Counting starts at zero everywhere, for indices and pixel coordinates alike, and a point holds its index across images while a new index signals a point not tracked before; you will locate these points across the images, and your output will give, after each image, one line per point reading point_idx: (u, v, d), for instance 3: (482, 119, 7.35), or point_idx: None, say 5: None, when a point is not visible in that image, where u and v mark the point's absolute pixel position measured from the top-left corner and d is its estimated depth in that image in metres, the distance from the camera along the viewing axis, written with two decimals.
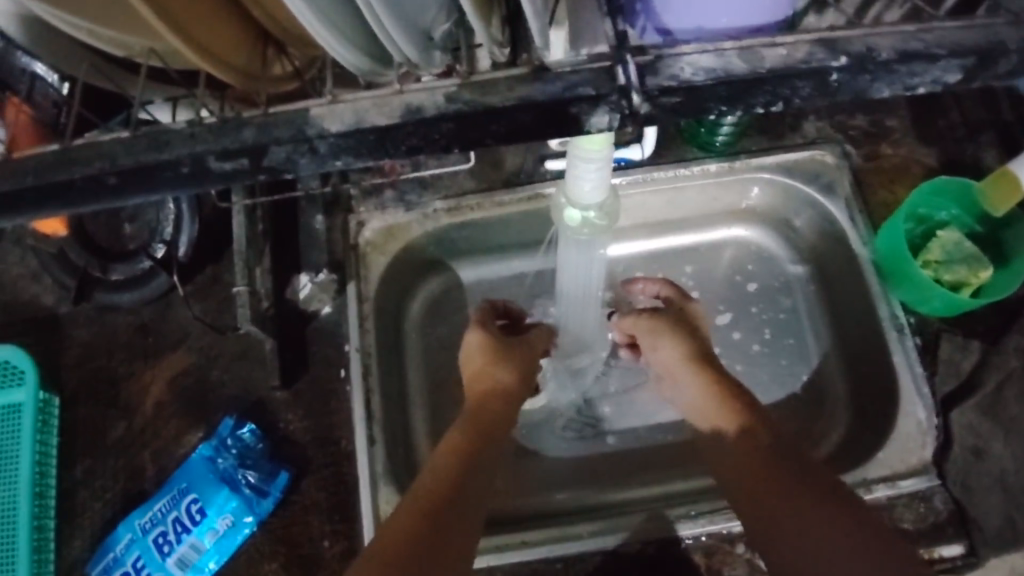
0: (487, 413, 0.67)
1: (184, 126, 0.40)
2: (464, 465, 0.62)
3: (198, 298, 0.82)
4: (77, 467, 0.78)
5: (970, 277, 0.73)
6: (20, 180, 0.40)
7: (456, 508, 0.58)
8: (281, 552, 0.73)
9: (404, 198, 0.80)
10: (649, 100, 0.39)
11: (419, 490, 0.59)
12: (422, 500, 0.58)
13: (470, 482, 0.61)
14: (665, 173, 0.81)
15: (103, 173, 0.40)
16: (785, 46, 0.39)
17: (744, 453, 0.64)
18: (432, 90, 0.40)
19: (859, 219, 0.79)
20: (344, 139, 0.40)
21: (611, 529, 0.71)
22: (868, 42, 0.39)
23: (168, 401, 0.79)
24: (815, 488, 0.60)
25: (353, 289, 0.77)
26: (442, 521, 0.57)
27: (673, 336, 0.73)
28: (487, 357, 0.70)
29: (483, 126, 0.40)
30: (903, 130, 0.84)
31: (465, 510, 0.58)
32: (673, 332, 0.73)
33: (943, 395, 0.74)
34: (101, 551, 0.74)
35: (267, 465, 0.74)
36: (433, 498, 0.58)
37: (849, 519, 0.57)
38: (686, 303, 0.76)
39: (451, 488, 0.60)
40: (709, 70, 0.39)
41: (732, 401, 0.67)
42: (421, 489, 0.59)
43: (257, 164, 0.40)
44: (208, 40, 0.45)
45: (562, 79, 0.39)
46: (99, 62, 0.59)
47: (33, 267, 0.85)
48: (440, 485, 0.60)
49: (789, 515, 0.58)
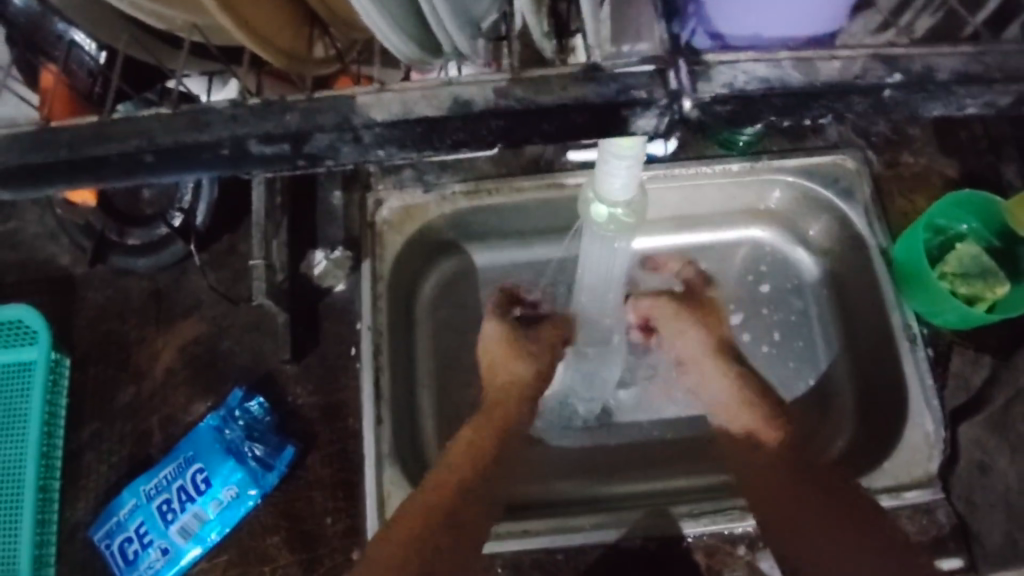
0: (504, 404, 0.68)
1: (225, 107, 0.40)
2: (477, 466, 0.64)
3: (213, 268, 0.82)
4: (84, 429, 0.78)
5: (987, 291, 0.73)
6: (53, 153, 0.39)
7: (463, 511, 0.61)
8: (284, 526, 0.73)
9: (423, 178, 0.79)
10: (701, 105, 0.38)
11: (417, 508, 0.60)
12: (434, 497, 0.61)
13: (479, 484, 0.63)
14: (686, 170, 0.80)
15: (140, 150, 0.39)
16: (842, 59, 0.39)
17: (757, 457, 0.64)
18: (483, 84, 0.39)
19: (877, 226, 0.79)
20: (390, 130, 0.39)
21: (612, 523, 0.71)
22: (928, 60, 0.39)
23: (178, 369, 0.79)
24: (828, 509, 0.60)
25: (368, 267, 0.76)
26: (450, 526, 0.60)
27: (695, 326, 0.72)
28: (505, 350, 0.70)
29: (532, 124, 0.39)
30: (929, 139, 0.83)
31: (471, 512, 0.61)
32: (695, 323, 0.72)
33: (954, 408, 0.74)
34: (105, 514, 0.74)
35: (274, 439, 0.74)
36: (445, 496, 0.61)
37: (859, 534, 0.58)
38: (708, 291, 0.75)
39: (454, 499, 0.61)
40: (763, 80, 0.38)
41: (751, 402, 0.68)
42: (418, 507, 0.61)
43: (298, 149, 0.40)
44: (258, 21, 0.45)
45: (618, 80, 0.39)
46: (139, 32, 0.58)
47: (49, 226, 0.85)
48: (450, 484, 0.62)
49: (802, 534, 0.59)
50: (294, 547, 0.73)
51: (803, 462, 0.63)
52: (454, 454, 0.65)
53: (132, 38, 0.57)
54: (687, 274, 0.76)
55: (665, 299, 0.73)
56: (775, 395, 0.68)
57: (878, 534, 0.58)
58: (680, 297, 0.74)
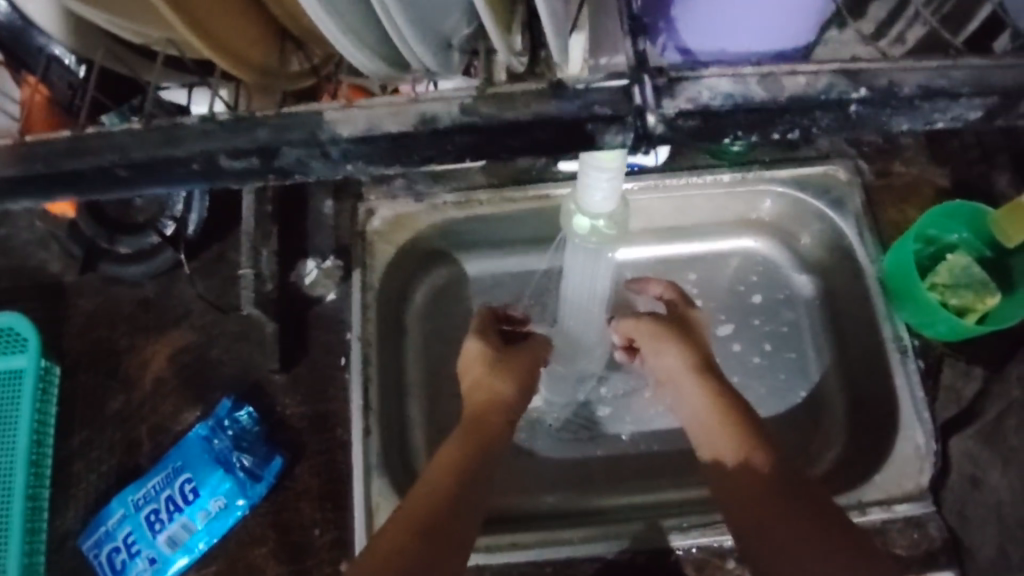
0: (484, 423, 0.67)
1: (196, 122, 0.40)
2: (459, 478, 0.62)
3: (204, 276, 0.82)
4: (74, 437, 0.79)
5: (976, 303, 0.73)
6: (31, 166, 0.40)
7: (449, 522, 0.58)
8: (270, 537, 0.73)
9: (414, 188, 0.79)
10: (665, 121, 0.38)
11: (411, 506, 0.59)
12: (415, 512, 0.58)
13: (462, 497, 0.61)
14: (675, 180, 0.80)
15: (113, 165, 0.40)
16: (805, 75, 0.38)
17: (749, 469, 0.62)
18: (449, 101, 0.39)
19: (868, 235, 0.79)
20: (357, 145, 0.40)
21: (602, 536, 0.71)
22: (892, 77, 0.39)
23: (168, 377, 0.79)
24: (811, 513, 0.58)
25: (358, 277, 0.77)
26: (437, 538, 0.57)
27: (674, 341, 0.72)
28: (486, 366, 0.71)
29: (501, 140, 0.40)
30: (919, 149, 0.83)
31: (459, 525, 0.59)
32: (673, 338, 0.72)
33: (944, 421, 0.74)
34: (94, 524, 0.74)
35: (262, 449, 0.74)
36: (427, 508, 0.59)
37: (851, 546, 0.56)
38: (688, 310, 0.76)
39: (446, 501, 0.60)
40: (728, 96, 0.38)
41: (733, 418, 0.66)
42: (413, 505, 0.59)
43: (268, 164, 0.40)
44: (219, 31, 0.44)
45: (580, 97, 0.39)
46: (117, 49, 0.60)
47: (41, 233, 0.85)
48: (433, 497, 0.60)
49: (785, 536, 0.57)
50: (281, 558, 0.72)
51: (792, 477, 0.61)
52: (435, 470, 0.63)
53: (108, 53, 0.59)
54: (667, 295, 0.78)
55: (645, 320, 0.74)
56: (754, 412, 0.67)
57: (864, 549, 0.55)
58: (661, 318, 0.74)
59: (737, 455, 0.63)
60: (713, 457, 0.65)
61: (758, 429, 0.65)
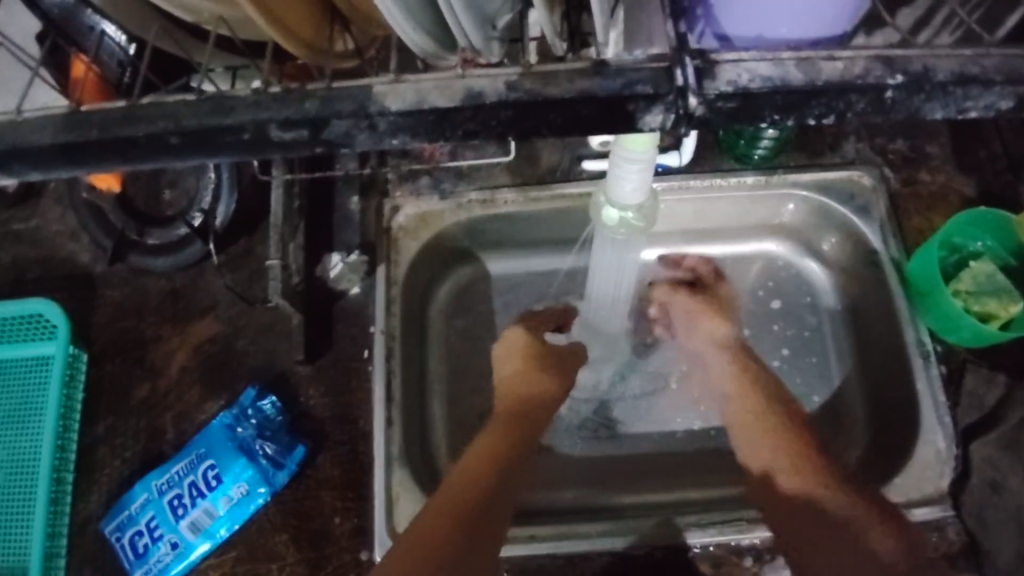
0: (511, 427, 0.65)
1: (249, 94, 0.41)
2: (497, 467, 0.61)
3: (231, 268, 0.83)
4: (99, 423, 0.80)
5: (999, 310, 0.72)
6: (87, 132, 0.41)
7: (483, 510, 0.58)
8: (291, 525, 0.74)
9: (440, 186, 0.81)
10: (707, 103, 0.39)
11: (448, 492, 0.59)
12: (454, 499, 0.58)
13: (500, 487, 0.60)
14: (700, 182, 0.81)
15: (167, 132, 0.41)
16: (843, 60, 0.39)
17: (778, 451, 0.66)
18: (494, 77, 0.40)
19: (893, 242, 0.79)
20: (404, 119, 0.40)
21: (622, 530, 0.72)
22: (927, 62, 0.39)
23: (193, 367, 0.81)
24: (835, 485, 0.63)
25: (383, 271, 0.77)
26: (477, 523, 0.57)
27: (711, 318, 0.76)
28: (518, 366, 0.70)
29: (541, 115, 0.40)
30: (946, 156, 0.83)
31: (495, 514, 0.58)
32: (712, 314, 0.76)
33: (965, 426, 0.74)
34: (117, 508, 0.75)
35: (285, 438, 0.75)
36: (465, 495, 0.58)
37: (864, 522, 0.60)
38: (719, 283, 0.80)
39: (480, 485, 0.59)
40: (766, 78, 0.39)
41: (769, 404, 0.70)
42: (450, 492, 0.59)
43: (317, 135, 0.41)
44: (286, 16, 0.47)
45: (622, 76, 0.40)
46: (171, 27, 0.59)
47: (72, 225, 0.87)
48: (466, 486, 0.59)
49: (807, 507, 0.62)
50: (300, 546, 0.73)
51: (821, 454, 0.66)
52: (471, 460, 0.62)
53: (163, 29, 0.58)
54: (701, 268, 0.82)
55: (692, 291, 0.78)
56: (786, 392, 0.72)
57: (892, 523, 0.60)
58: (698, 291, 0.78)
59: (763, 441, 0.67)
60: (747, 431, 0.69)
61: (791, 410, 0.70)
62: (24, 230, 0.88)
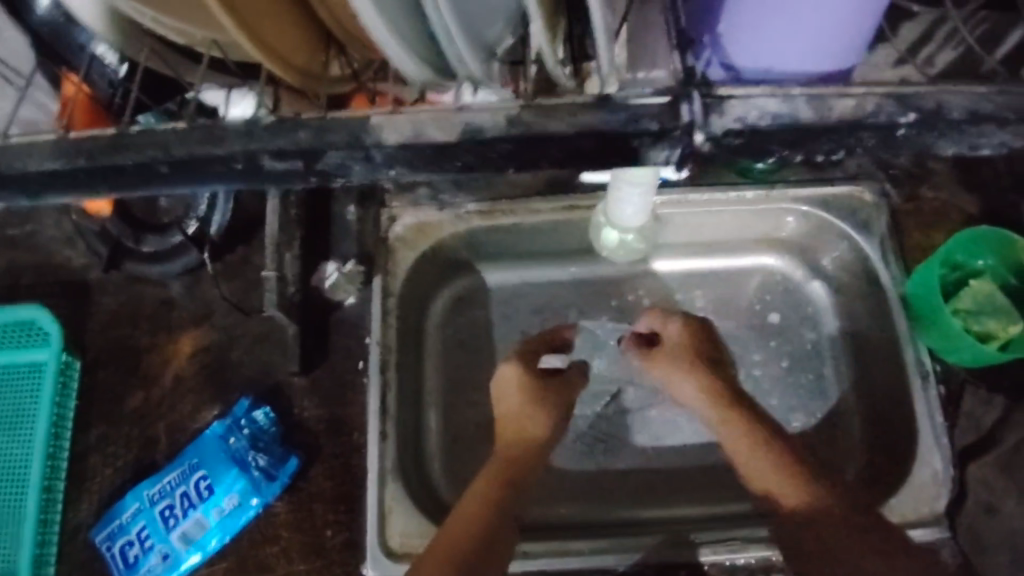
0: (516, 457, 0.68)
1: (240, 123, 0.40)
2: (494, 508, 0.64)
3: (227, 277, 0.82)
4: (91, 432, 0.79)
5: (999, 330, 0.72)
6: (74, 158, 0.40)
7: (482, 553, 0.61)
8: (282, 537, 0.73)
9: (439, 197, 0.79)
10: (713, 139, 0.39)
11: (448, 535, 0.62)
12: (451, 546, 0.61)
13: (499, 530, 0.63)
14: (700, 195, 0.79)
15: (155, 160, 0.40)
16: (855, 97, 0.39)
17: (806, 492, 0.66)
18: (494, 111, 0.39)
19: (892, 259, 0.78)
20: (401, 150, 0.40)
21: (621, 549, 0.71)
22: (941, 98, 0.39)
23: (187, 376, 0.80)
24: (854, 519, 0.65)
25: (380, 282, 0.77)
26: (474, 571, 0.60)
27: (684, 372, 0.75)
28: (521, 395, 0.71)
29: (541, 148, 0.40)
30: (951, 174, 0.82)
31: (494, 554, 0.61)
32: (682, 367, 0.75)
33: (963, 448, 0.74)
34: (108, 517, 0.74)
35: (278, 450, 0.74)
36: (464, 539, 0.61)
37: None
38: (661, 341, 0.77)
39: (479, 527, 0.63)
40: (777, 115, 0.38)
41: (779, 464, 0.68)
42: (450, 534, 0.62)
43: (311, 166, 0.40)
44: (275, 40, 0.46)
45: (627, 109, 0.39)
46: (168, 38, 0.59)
47: (67, 230, 0.86)
48: (466, 527, 0.62)
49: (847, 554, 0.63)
50: (292, 558, 0.73)
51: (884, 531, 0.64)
52: (472, 497, 0.65)
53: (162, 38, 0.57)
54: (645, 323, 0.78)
55: (680, 364, 0.75)
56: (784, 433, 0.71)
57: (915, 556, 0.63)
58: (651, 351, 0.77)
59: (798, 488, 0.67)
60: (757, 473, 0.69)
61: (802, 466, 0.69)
62: (19, 234, 0.87)
